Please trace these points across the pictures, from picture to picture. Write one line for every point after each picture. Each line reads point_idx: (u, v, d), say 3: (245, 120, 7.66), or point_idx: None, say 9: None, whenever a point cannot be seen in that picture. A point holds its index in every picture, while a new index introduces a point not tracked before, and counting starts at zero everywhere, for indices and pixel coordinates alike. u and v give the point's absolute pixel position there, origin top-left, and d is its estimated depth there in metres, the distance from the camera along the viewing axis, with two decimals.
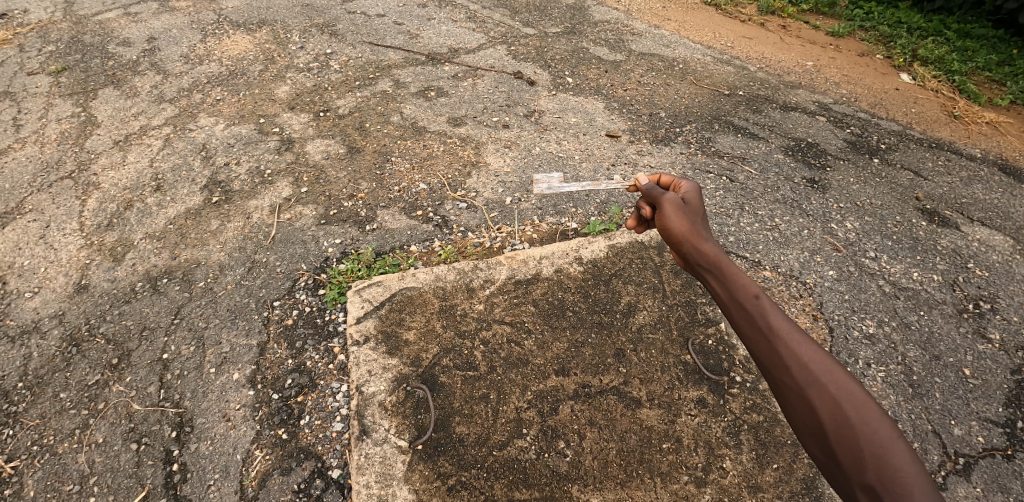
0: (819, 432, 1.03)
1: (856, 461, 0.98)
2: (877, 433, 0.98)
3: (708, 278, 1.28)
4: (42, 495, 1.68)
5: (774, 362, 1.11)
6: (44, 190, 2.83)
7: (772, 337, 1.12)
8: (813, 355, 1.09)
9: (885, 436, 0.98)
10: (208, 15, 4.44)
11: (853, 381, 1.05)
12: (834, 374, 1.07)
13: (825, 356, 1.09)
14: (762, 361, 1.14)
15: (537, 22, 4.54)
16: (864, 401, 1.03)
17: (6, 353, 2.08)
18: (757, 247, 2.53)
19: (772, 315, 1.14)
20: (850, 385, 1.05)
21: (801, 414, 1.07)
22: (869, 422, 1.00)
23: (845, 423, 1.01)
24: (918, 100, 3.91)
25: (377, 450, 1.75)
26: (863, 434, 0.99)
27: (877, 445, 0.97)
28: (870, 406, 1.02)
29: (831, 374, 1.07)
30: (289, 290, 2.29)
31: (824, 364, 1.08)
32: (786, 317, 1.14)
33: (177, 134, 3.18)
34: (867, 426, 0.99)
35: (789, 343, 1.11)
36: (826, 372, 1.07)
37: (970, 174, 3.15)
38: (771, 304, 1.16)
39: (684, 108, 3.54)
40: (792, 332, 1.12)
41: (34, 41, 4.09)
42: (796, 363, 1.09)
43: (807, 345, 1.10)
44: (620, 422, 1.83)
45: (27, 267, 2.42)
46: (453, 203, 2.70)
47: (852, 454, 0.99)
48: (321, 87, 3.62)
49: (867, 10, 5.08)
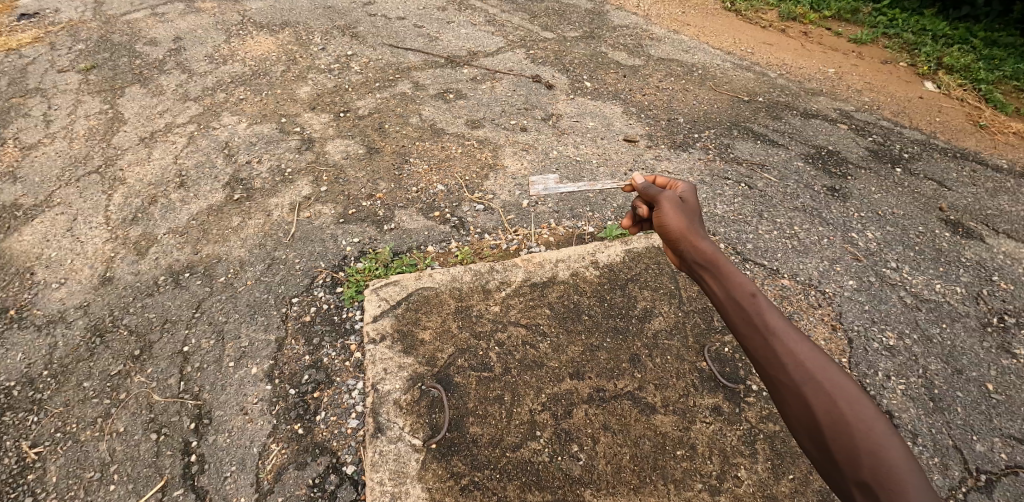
0: (814, 429, 1.02)
1: (853, 458, 0.96)
2: (872, 431, 0.97)
3: (702, 276, 1.27)
4: (64, 481, 1.72)
5: (769, 359, 1.10)
6: (73, 184, 2.91)
7: (767, 335, 1.11)
8: (809, 353, 1.08)
9: (880, 434, 0.97)
10: (233, 16, 4.53)
11: (849, 380, 1.04)
12: (829, 372, 1.05)
13: (819, 352, 1.08)
14: (756, 357, 1.13)
15: (556, 27, 4.55)
16: (859, 399, 1.01)
17: (32, 341, 2.14)
18: (776, 255, 2.51)
19: (768, 314, 1.13)
20: (846, 383, 1.04)
21: (796, 411, 1.05)
22: (865, 421, 0.98)
23: (840, 421, 0.99)
24: (943, 108, 3.86)
25: (391, 448, 1.76)
26: (860, 432, 0.97)
27: (873, 442, 0.96)
28: (865, 404, 1.01)
29: (826, 372, 1.05)
30: (309, 287, 2.32)
31: (819, 363, 1.07)
32: (780, 316, 1.13)
33: (201, 132, 3.24)
34: (863, 423, 0.98)
35: (785, 341, 1.10)
36: (821, 370, 1.06)
37: (996, 185, 3.09)
38: (767, 302, 1.15)
39: (703, 114, 3.52)
40: (788, 330, 1.11)
41: (65, 39, 4.21)
42: (792, 361, 1.07)
43: (804, 344, 1.09)
44: (635, 428, 1.82)
45: (54, 259, 2.49)
46: (470, 205, 2.72)
47: (848, 451, 0.97)
48: (342, 88, 3.66)
49: (892, 16, 5.01)
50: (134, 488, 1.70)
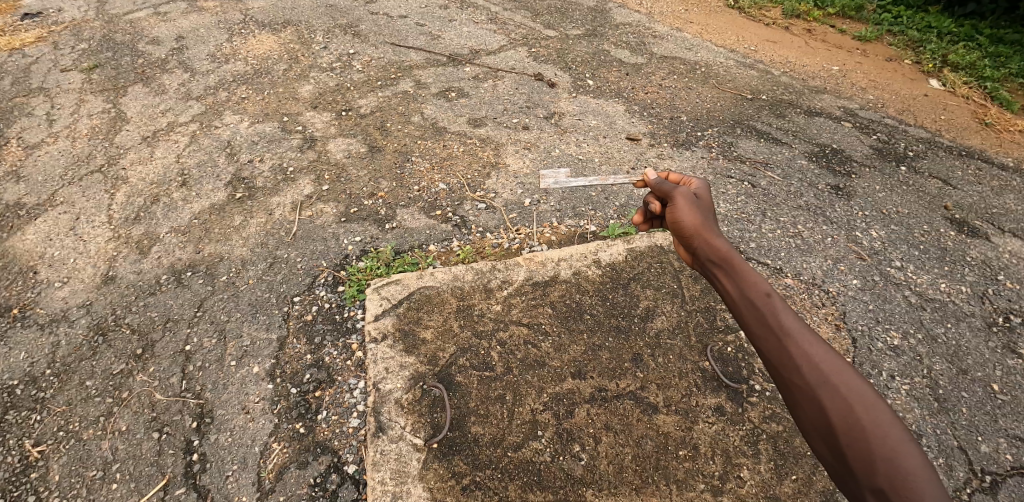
0: (828, 433, 1.01)
1: (867, 462, 0.95)
2: (888, 436, 0.96)
3: (716, 274, 1.27)
4: (67, 480, 1.73)
5: (783, 361, 1.09)
6: (76, 183, 2.91)
7: (782, 336, 1.11)
8: (824, 355, 1.07)
9: (896, 440, 0.95)
10: (235, 15, 4.52)
11: (865, 383, 1.03)
12: (845, 375, 1.04)
13: (835, 354, 1.07)
14: (770, 359, 1.12)
15: (558, 24, 4.53)
16: (874, 403, 1.00)
17: (35, 340, 2.15)
18: (779, 254, 2.49)
19: (783, 314, 1.13)
20: (862, 387, 1.03)
21: (809, 413, 1.05)
22: (881, 425, 0.97)
23: (855, 424, 0.98)
24: (948, 106, 3.83)
25: (392, 447, 1.76)
26: (874, 436, 0.96)
27: (888, 446, 0.95)
28: (881, 409, 0.99)
29: (841, 374, 1.04)
30: (310, 287, 2.31)
31: (835, 365, 1.06)
32: (796, 317, 1.13)
33: (203, 131, 3.25)
34: (879, 428, 0.97)
35: (800, 342, 1.09)
36: (837, 373, 1.05)
37: (1002, 184, 3.06)
38: (782, 302, 1.14)
39: (705, 112, 3.50)
40: (804, 331, 1.10)
41: (68, 39, 4.21)
42: (807, 363, 1.07)
43: (819, 345, 1.08)
44: (637, 428, 1.81)
45: (57, 258, 2.49)
46: (472, 203, 2.72)
47: (862, 456, 0.96)
48: (344, 87, 3.66)
49: (896, 13, 4.98)
50: (135, 487, 1.71)
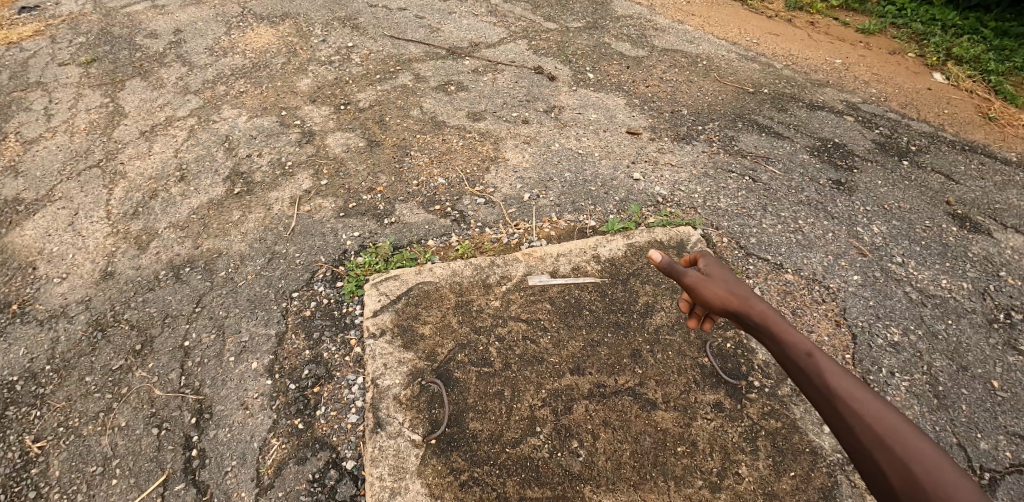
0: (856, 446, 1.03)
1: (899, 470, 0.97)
2: (910, 442, 1.00)
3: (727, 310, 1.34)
4: (67, 475, 1.73)
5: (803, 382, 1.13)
6: (74, 178, 2.90)
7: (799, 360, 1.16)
8: (837, 375, 1.13)
9: (918, 446, 0.99)
10: (233, 7, 4.49)
11: (875, 398, 1.08)
12: (857, 391, 1.10)
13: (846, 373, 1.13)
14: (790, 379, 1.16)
15: (559, 17, 4.49)
16: (887, 414, 1.05)
17: (35, 335, 2.15)
18: (779, 249, 2.48)
19: (797, 341, 1.19)
20: (874, 401, 1.08)
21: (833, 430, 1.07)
22: (900, 434, 1.01)
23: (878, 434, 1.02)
24: (952, 100, 3.80)
25: (390, 443, 1.76)
26: (898, 443, 1.00)
27: (914, 453, 0.98)
28: (896, 419, 1.04)
29: (854, 392, 1.10)
30: (308, 282, 2.31)
31: (848, 382, 1.11)
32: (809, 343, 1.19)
33: (201, 126, 3.23)
34: (899, 436, 1.01)
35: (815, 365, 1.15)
36: (850, 390, 1.10)
37: (1005, 179, 3.04)
38: (795, 330, 1.22)
39: (706, 106, 3.48)
40: (817, 355, 1.17)
41: (65, 33, 4.19)
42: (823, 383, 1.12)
43: (832, 367, 1.14)
44: (635, 424, 1.81)
45: (55, 254, 2.49)
46: (471, 198, 2.70)
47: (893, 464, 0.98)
48: (342, 80, 3.64)
49: (901, 6, 4.92)
50: (135, 483, 1.71)
